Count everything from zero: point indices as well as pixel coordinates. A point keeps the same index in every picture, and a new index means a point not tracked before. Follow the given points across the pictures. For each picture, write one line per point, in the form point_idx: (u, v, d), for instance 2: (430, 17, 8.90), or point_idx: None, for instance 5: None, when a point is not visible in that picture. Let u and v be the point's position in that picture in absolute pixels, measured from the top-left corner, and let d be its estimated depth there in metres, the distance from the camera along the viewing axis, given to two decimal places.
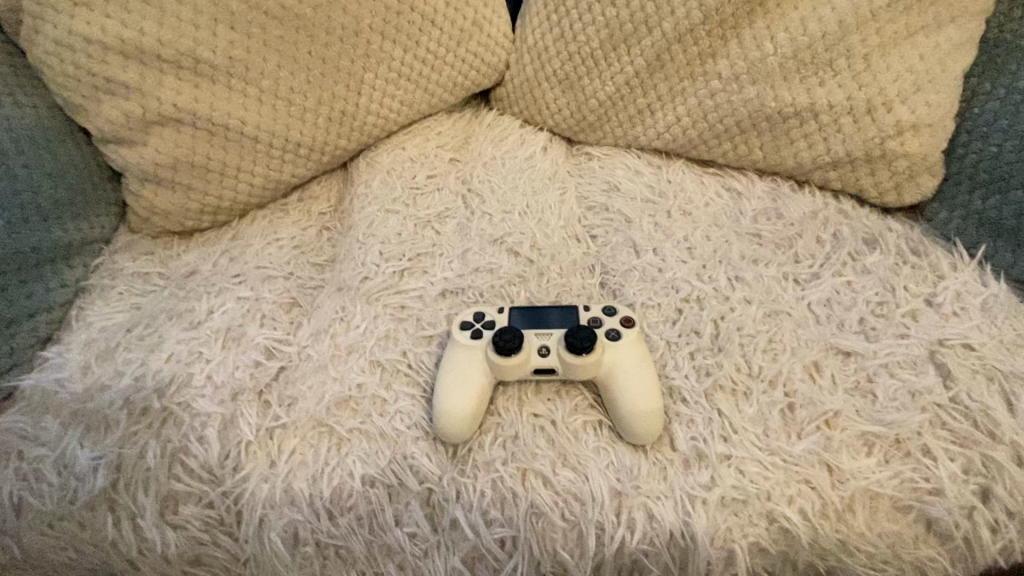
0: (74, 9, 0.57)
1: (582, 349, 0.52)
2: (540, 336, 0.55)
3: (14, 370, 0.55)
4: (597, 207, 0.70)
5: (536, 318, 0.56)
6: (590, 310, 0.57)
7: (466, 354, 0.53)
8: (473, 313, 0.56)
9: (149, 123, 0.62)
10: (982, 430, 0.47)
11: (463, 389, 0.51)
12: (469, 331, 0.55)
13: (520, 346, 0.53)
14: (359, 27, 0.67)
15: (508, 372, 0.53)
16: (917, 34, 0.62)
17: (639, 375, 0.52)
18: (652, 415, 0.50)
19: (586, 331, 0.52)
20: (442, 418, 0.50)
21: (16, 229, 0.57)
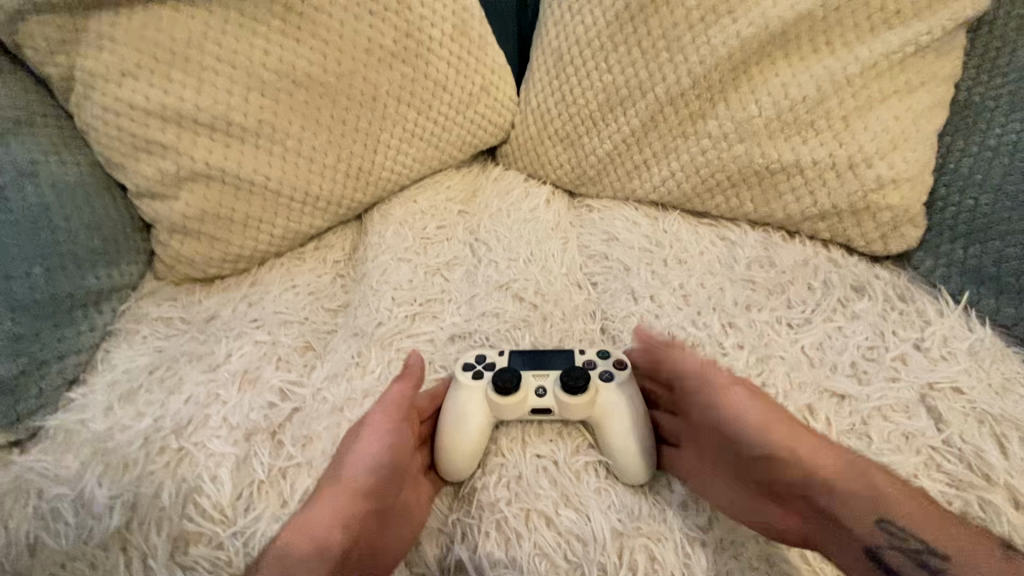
0: (122, 79, 0.64)
1: (578, 391, 0.54)
2: (539, 377, 0.57)
3: (42, 411, 0.58)
4: (597, 255, 0.73)
5: (537, 360, 0.59)
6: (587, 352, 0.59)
7: (465, 394, 0.55)
8: (475, 354, 0.59)
9: (181, 179, 0.68)
10: (977, 472, 0.50)
11: (458, 428, 0.54)
12: (470, 372, 0.57)
13: (518, 387, 0.55)
14: (376, 93, 0.73)
15: (506, 412, 0.55)
16: (890, 97, 0.67)
17: (632, 415, 0.54)
18: (639, 454, 0.52)
19: (581, 374, 0.55)
20: (444, 455, 0.54)
21: (54, 277, 0.61)
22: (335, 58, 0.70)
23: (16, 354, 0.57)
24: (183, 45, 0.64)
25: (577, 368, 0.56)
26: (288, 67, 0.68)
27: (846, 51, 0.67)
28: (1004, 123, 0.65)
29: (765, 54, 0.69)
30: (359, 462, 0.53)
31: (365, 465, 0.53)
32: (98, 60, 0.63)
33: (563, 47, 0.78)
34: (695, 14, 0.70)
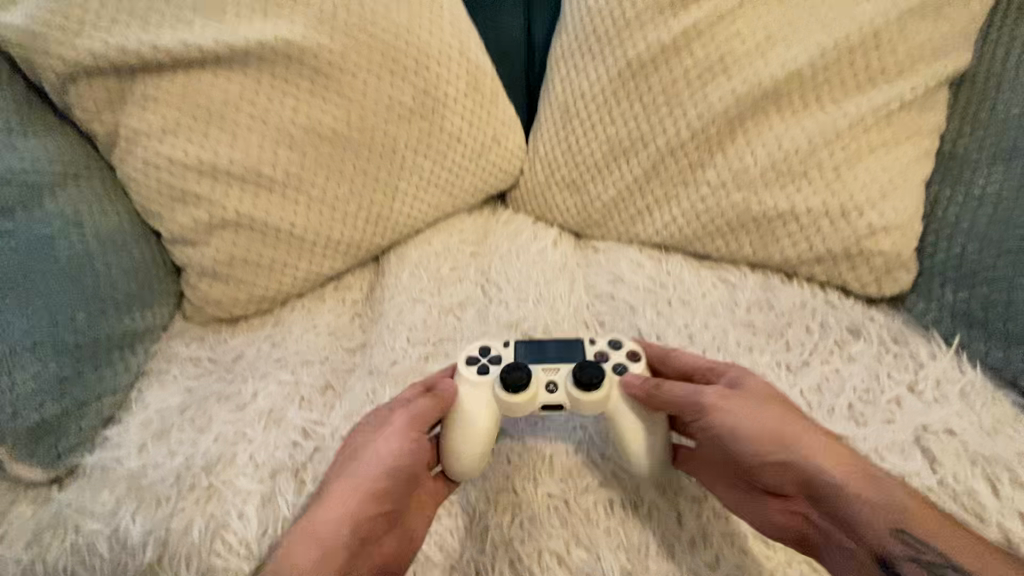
0: (164, 135, 0.69)
1: (587, 386, 0.57)
2: (546, 371, 0.59)
3: (80, 449, 0.61)
4: (602, 295, 0.77)
5: (542, 353, 0.61)
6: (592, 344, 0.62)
7: (473, 390, 0.58)
8: (482, 348, 0.61)
9: (213, 226, 0.72)
10: (970, 512, 0.53)
11: (470, 424, 0.57)
12: (477, 365, 0.60)
13: (527, 383, 0.57)
14: (396, 145, 0.78)
15: (518, 409, 0.57)
16: (878, 148, 0.72)
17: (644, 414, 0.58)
18: (653, 451, 0.57)
19: (592, 370, 0.57)
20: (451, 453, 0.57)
21: (94, 320, 0.65)
22: (359, 115, 0.75)
23: (58, 396, 0.60)
24: (219, 105, 0.70)
25: (586, 362, 0.58)
26: (315, 123, 0.73)
27: (835, 106, 0.72)
28: (986, 174, 0.69)
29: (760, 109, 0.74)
30: (373, 465, 0.56)
31: (376, 468, 0.56)
32: (142, 118, 0.69)
33: (569, 100, 0.83)
34: (692, 73, 0.75)
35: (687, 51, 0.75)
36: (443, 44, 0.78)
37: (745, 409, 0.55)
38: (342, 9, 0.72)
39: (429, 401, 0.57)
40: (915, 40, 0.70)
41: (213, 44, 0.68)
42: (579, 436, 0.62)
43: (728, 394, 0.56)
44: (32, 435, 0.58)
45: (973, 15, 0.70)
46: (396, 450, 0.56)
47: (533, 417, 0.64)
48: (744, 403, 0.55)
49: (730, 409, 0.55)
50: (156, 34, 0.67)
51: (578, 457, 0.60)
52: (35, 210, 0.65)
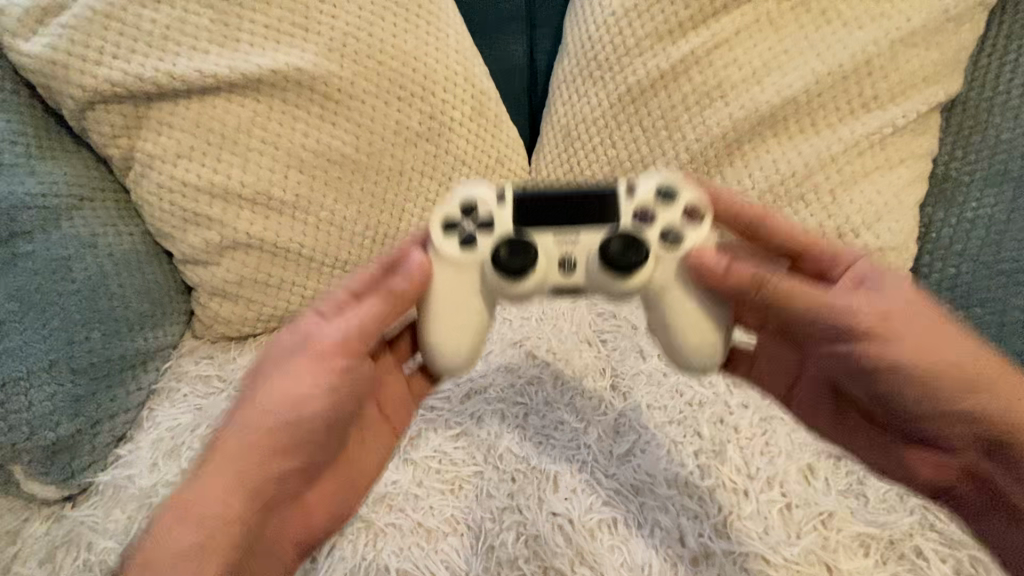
0: (177, 159, 0.71)
1: (608, 265, 0.48)
2: (562, 245, 0.49)
3: (92, 467, 0.66)
4: (605, 313, 0.73)
5: (547, 217, 0.50)
6: (625, 194, 0.50)
7: (461, 275, 0.50)
8: (466, 209, 0.50)
9: (224, 248, 0.74)
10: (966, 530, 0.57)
11: (459, 312, 0.50)
12: (469, 229, 0.49)
13: (536, 266, 0.48)
14: (402, 168, 0.79)
15: (526, 295, 0.50)
16: (873, 172, 0.73)
17: (685, 301, 0.50)
18: (698, 343, 0.50)
19: (619, 247, 0.47)
20: (438, 349, 0.51)
21: (108, 340, 0.68)
22: (367, 138, 0.77)
23: (73, 416, 0.65)
24: (232, 130, 0.72)
25: (614, 235, 0.48)
26: (324, 147, 0.75)
27: (830, 131, 0.74)
28: (978, 198, 0.71)
29: (755, 134, 0.76)
30: (275, 399, 0.51)
31: (280, 399, 0.51)
32: (156, 143, 0.71)
33: (570, 123, 0.85)
34: (691, 98, 0.77)
35: (686, 77, 0.77)
36: (447, 69, 0.79)
37: (914, 322, 0.47)
38: (351, 38, 0.75)
39: (385, 299, 0.51)
40: (906, 67, 0.72)
41: (227, 72, 0.70)
42: (582, 455, 0.63)
43: (886, 316, 0.47)
44: (48, 453, 0.63)
45: (963, 43, 0.72)
46: (307, 383, 0.50)
47: (538, 436, 0.64)
48: (912, 317, 0.47)
49: (895, 331, 0.47)
50: (172, 62, 0.69)
51: (581, 475, 0.62)
52: (53, 232, 0.67)
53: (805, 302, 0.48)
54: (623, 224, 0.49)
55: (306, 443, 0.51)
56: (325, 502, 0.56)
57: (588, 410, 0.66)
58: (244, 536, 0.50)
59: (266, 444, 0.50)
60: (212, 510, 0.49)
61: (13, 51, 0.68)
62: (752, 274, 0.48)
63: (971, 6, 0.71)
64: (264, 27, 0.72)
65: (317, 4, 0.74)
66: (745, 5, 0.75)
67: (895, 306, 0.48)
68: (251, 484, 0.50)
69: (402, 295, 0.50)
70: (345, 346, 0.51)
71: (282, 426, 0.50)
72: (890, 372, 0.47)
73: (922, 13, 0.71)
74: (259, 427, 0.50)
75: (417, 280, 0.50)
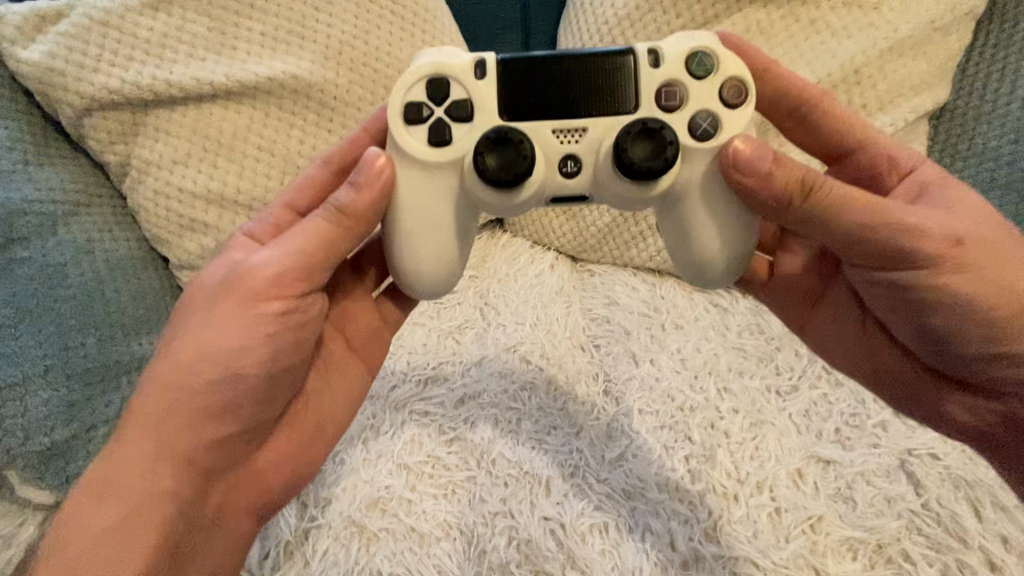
0: (174, 165, 0.72)
1: (623, 167, 0.47)
2: (563, 142, 0.48)
3: (87, 473, 0.65)
4: (599, 319, 0.74)
5: (537, 105, 0.48)
6: (655, 75, 0.48)
7: (433, 175, 0.49)
8: (437, 91, 0.48)
9: (220, 254, 0.74)
10: (953, 534, 0.58)
11: (446, 220, 0.50)
12: (442, 117, 0.48)
13: (535, 168, 0.47)
14: None
15: (525, 204, 0.49)
16: None
17: (699, 207, 0.49)
18: (708, 249, 0.50)
19: (632, 143, 0.47)
20: (416, 254, 0.50)
21: (104, 345, 0.68)
22: None
23: (68, 421, 0.65)
24: (228, 136, 0.73)
25: (631, 126, 0.47)
26: (320, 154, 0.75)
27: None
28: None
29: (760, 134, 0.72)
30: (206, 357, 0.51)
31: (211, 356, 0.51)
32: (153, 150, 0.72)
33: None
34: None
35: None
36: None
37: (985, 247, 0.48)
38: (347, 45, 0.76)
39: (326, 219, 0.50)
40: (895, 76, 0.73)
41: (224, 80, 0.71)
42: (575, 460, 0.63)
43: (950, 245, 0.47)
44: (43, 458, 0.64)
45: (951, 52, 0.73)
46: (239, 337, 0.51)
47: (531, 440, 0.65)
48: (984, 247, 0.48)
49: (964, 261, 0.47)
50: (169, 69, 0.70)
51: (573, 480, 0.62)
52: (48, 238, 0.68)
53: (866, 216, 0.46)
54: (644, 112, 0.48)
55: (238, 403, 0.52)
56: (284, 454, 0.57)
57: (581, 415, 0.67)
58: (183, 502, 0.51)
59: (189, 405, 0.51)
60: (144, 478, 0.50)
61: (10, 59, 0.69)
62: (804, 177, 0.46)
63: (958, 16, 0.72)
64: (261, 35, 0.73)
65: (314, 12, 0.75)
66: (735, 14, 0.77)
67: (967, 229, 0.48)
68: (185, 449, 0.51)
69: (345, 212, 0.49)
70: (270, 284, 0.50)
71: (204, 386, 0.51)
72: (949, 301, 0.48)
73: (909, 23, 0.72)
74: (177, 389, 0.51)
75: (365, 190, 0.48)
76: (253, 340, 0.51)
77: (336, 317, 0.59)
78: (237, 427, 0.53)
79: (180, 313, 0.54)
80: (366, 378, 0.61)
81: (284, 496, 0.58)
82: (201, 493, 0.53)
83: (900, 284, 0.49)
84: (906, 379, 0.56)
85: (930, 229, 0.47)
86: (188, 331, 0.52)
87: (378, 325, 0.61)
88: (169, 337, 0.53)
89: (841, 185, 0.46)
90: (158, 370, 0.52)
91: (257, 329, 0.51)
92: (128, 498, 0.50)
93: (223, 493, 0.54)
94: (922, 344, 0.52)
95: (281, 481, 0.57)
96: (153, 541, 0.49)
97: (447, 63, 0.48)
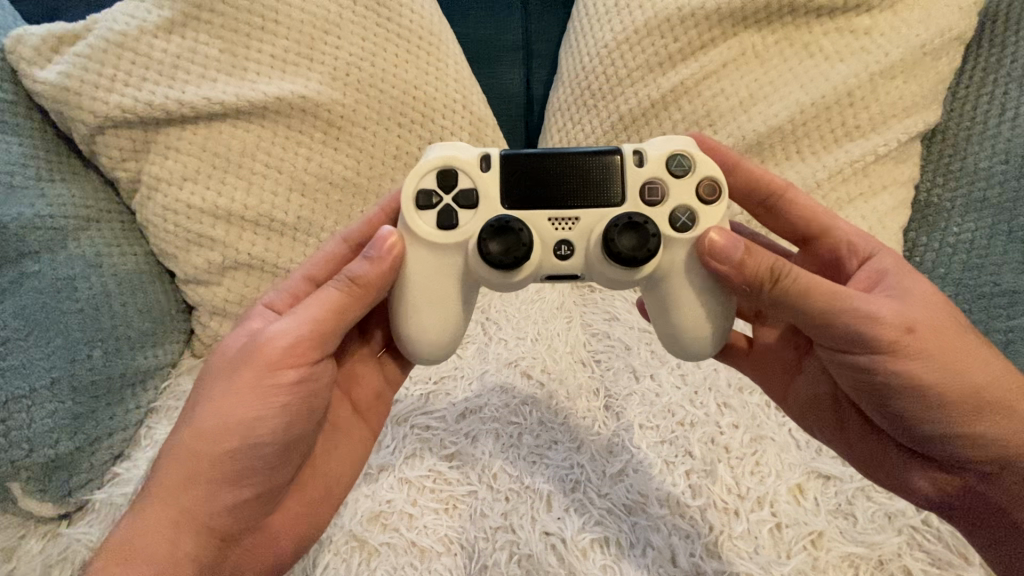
0: (182, 182, 0.73)
1: (612, 255, 0.49)
2: (557, 229, 0.50)
3: (89, 484, 0.67)
4: (599, 334, 0.74)
5: (536, 194, 0.51)
6: (645, 173, 0.51)
7: (439, 255, 0.50)
8: (446, 180, 0.50)
9: (225, 268, 0.76)
10: (953, 551, 0.58)
11: (442, 300, 0.51)
12: (448, 204, 0.50)
13: (532, 253, 0.50)
14: None
15: (522, 283, 0.51)
16: (857, 198, 0.76)
17: (688, 288, 0.50)
18: (693, 329, 0.51)
19: (623, 233, 0.49)
20: (412, 333, 0.52)
21: (110, 359, 0.69)
22: (368, 163, 0.79)
23: (73, 433, 0.66)
24: (237, 154, 0.74)
25: (619, 219, 0.49)
26: (327, 171, 0.77)
27: (815, 159, 0.77)
28: (959, 224, 0.74)
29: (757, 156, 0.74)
30: (223, 425, 0.51)
31: (229, 424, 0.51)
32: (163, 167, 0.73)
33: None
34: (681, 126, 0.80)
35: (675, 106, 0.80)
36: (446, 97, 0.82)
37: (938, 334, 0.48)
38: (354, 67, 0.78)
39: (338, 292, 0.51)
40: (886, 98, 0.75)
41: (235, 100, 0.73)
42: (576, 475, 0.64)
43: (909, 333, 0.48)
44: (47, 470, 0.64)
45: (941, 75, 0.75)
46: (255, 408, 0.51)
47: (532, 455, 0.65)
48: (938, 335, 0.48)
49: (923, 348, 0.48)
50: (181, 90, 0.72)
51: (574, 495, 0.62)
52: (59, 252, 0.69)
53: (830, 303, 0.47)
54: (631, 206, 0.50)
55: (253, 470, 0.52)
56: (295, 520, 0.56)
57: (583, 430, 0.67)
58: (201, 568, 0.51)
59: (206, 474, 0.51)
60: (161, 547, 0.50)
61: (27, 78, 0.70)
62: (775, 264, 0.47)
63: (947, 41, 0.74)
64: (271, 57, 0.75)
65: (323, 35, 0.77)
66: (731, 39, 0.79)
67: (921, 318, 0.49)
68: (202, 515, 0.51)
69: (356, 283, 0.50)
70: (284, 355, 0.51)
71: (219, 457, 0.51)
72: (905, 386, 0.48)
73: (900, 48, 0.75)
74: (195, 460, 0.51)
75: (376, 265, 0.50)
76: (267, 411, 0.51)
77: (342, 380, 0.61)
78: (252, 495, 0.53)
79: (202, 382, 0.54)
80: (371, 440, 0.62)
81: (293, 558, 0.58)
82: (215, 560, 0.52)
83: (860, 366, 0.49)
84: (872, 454, 0.55)
85: (888, 316, 0.47)
86: (207, 399, 0.52)
87: (381, 387, 0.63)
88: (190, 405, 0.54)
89: (809, 274, 0.47)
90: (180, 441, 0.52)
91: (271, 399, 0.51)
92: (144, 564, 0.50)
93: (236, 560, 0.54)
94: (886, 424, 0.52)
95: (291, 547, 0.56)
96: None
97: (454, 155, 0.51)
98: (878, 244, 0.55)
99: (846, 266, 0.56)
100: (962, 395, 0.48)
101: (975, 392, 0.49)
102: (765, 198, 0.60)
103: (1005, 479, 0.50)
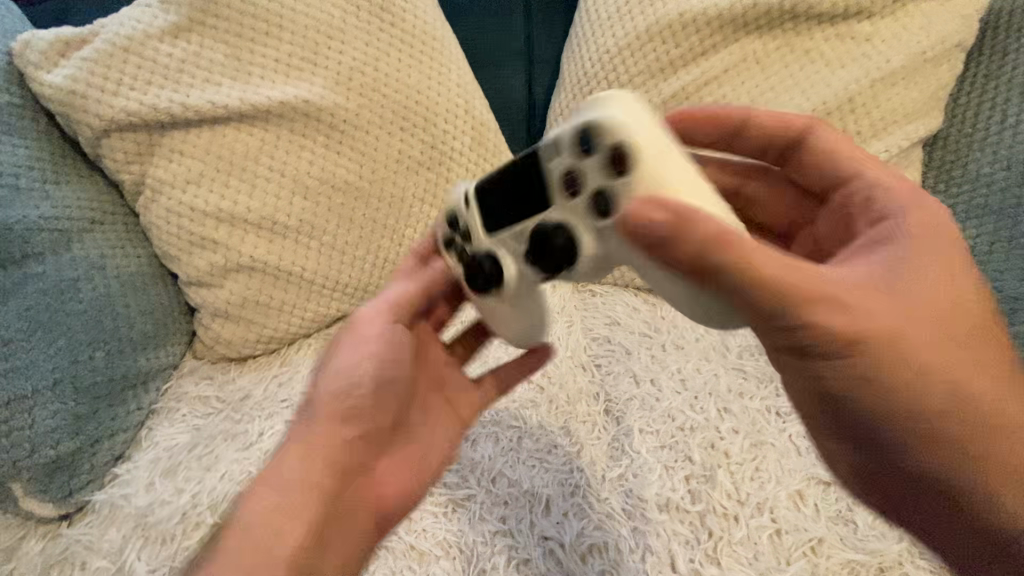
0: (186, 185, 0.74)
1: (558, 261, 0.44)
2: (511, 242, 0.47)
3: (90, 485, 0.67)
4: (601, 339, 0.75)
5: (490, 212, 0.47)
6: (559, 160, 0.42)
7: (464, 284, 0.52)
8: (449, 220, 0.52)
9: (228, 270, 0.76)
10: None
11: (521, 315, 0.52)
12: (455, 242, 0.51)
13: (501, 272, 0.48)
14: (404, 197, 0.81)
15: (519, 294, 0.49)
16: None
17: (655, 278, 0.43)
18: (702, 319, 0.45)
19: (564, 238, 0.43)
20: (491, 325, 0.54)
21: (112, 359, 0.70)
22: (370, 166, 0.79)
23: (74, 434, 0.66)
24: (241, 157, 0.75)
25: (546, 224, 0.44)
26: (329, 175, 0.78)
27: None
28: (961, 230, 0.73)
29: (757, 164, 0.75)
30: (348, 364, 0.54)
31: (353, 363, 0.54)
32: (167, 169, 0.74)
33: None
34: None
35: None
36: (449, 102, 0.83)
37: (922, 342, 0.40)
38: (358, 71, 0.78)
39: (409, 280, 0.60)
40: (887, 105, 0.75)
41: (239, 104, 0.74)
42: (575, 479, 0.63)
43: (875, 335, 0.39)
44: (47, 471, 0.64)
45: (942, 82, 0.75)
46: (373, 348, 0.55)
47: (532, 459, 0.65)
48: (906, 338, 0.40)
49: (883, 354, 0.39)
50: (186, 93, 0.73)
51: (573, 499, 0.62)
52: (63, 254, 0.69)
53: (779, 299, 0.37)
54: (557, 202, 0.43)
55: (372, 406, 0.54)
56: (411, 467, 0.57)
57: (582, 434, 0.67)
58: (325, 501, 0.51)
59: (332, 408, 0.53)
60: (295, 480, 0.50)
61: (34, 82, 0.71)
62: (704, 249, 0.36)
63: (948, 48, 0.75)
64: (275, 62, 0.76)
65: (326, 40, 0.78)
66: (732, 45, 0.79)
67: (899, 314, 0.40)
68: (325, 446, 0.52)
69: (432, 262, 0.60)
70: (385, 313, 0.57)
71: (342, 391, 0.54)
72: (859, 395, 0.41)
73: (900, 55, 0.75)
74: (326, 396, 0.54)
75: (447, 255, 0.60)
76: (382, 351, 0.55)
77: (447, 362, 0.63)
78: (372, 433, 0.55)
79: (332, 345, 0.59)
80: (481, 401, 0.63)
81: (402, 508, 0.57)
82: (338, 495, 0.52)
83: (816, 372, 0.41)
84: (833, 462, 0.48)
85: (847, 315, 0.39)
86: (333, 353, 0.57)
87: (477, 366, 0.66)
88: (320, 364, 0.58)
89: (757, 259, 0.37)
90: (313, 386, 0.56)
91: (385, 343, 0.55)
92: (279, 494, 0.50)
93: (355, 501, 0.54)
94: (845, 436, 0.44)
95: (402, 493, 0.56)
96: (296, 539, 0.48)
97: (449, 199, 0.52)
98: (898, 198, 0.47)
99: (857, 228, 0.49)
100: (931, 409, 0.41)
101: (944, 407, 0.41)
102: (780, 152, 0.56)
103: (973, 513, 0.43)
